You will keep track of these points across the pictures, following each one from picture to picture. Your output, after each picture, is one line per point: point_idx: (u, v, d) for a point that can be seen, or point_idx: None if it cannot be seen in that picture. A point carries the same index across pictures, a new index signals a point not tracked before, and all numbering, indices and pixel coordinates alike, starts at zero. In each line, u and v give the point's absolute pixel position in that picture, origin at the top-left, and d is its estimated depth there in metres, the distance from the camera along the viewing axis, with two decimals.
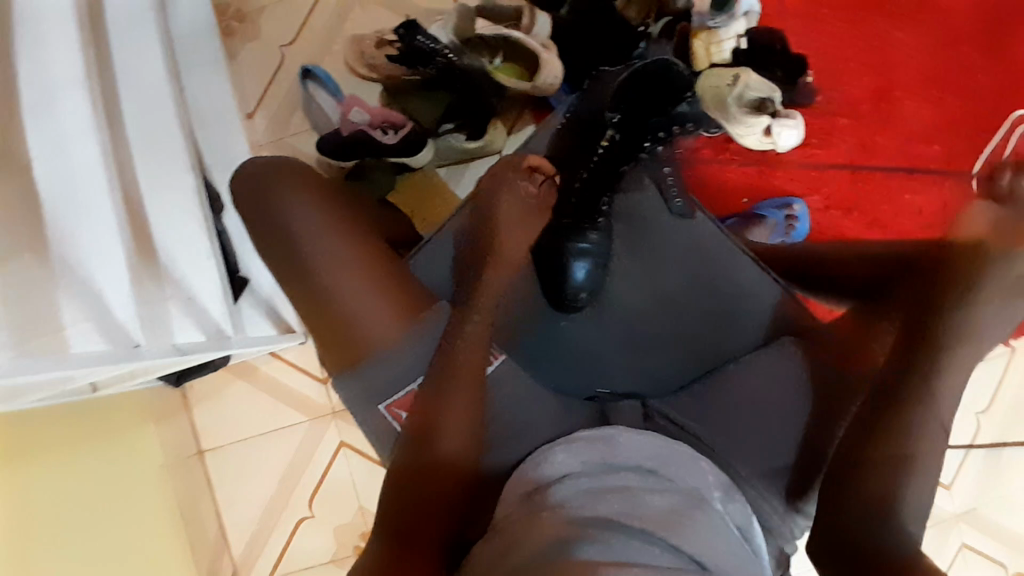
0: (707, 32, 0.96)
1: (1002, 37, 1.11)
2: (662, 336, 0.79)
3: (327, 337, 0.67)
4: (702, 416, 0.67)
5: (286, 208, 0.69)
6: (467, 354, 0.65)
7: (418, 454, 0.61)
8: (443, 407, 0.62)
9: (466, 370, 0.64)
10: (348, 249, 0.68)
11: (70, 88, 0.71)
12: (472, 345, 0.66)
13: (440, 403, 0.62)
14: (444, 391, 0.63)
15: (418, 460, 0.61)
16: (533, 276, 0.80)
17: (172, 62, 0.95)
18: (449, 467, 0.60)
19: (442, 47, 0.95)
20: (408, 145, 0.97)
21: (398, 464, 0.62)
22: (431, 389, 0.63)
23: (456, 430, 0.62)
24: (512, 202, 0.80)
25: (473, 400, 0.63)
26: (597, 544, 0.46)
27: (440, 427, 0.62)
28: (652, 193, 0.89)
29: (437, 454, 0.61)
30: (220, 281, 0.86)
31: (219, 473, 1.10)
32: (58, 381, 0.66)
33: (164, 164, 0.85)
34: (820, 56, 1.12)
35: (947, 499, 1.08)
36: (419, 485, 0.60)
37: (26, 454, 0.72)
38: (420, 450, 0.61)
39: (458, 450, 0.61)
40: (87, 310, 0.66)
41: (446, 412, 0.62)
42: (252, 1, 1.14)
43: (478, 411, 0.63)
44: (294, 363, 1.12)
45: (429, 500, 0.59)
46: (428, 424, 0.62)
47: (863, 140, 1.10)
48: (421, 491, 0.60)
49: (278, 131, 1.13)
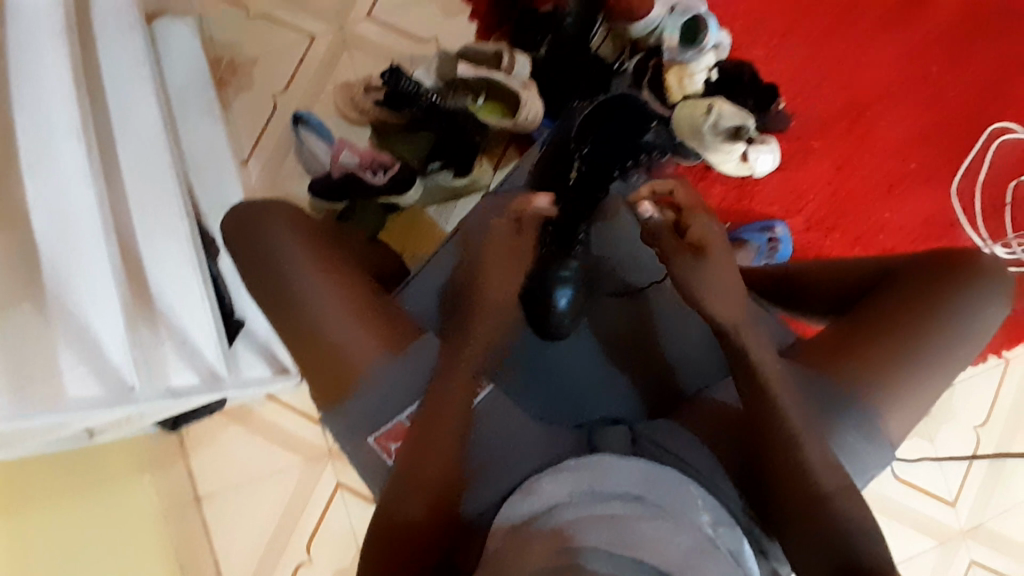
0: (678, 66, 1.00)
1: (965, 57, 1.15)
2: (636, 361, 0.80)
3: (318, 373, 0.68)
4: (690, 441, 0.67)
5: (286, 256, 0.70)
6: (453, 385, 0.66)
7: (403, 495, 0.61)
8: (431, 447, 0.63)
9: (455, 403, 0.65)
10: (349, 295, 0.69)
11: (67, 143, 0.74)
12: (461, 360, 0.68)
13: (430, 441, 0.63)
14: (437, 426, 0.64)
15: (407, 504, 0.60)
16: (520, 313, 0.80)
17: (166, 113, 0.99)
18: (438, 504, 0.61)
19: (426, 90, 1.01)
20: (397, 183, 1.01)
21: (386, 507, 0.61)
22: (418, 428, 0.64)
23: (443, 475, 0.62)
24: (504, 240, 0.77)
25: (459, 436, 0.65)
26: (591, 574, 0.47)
27: (423, 467, 0.62)
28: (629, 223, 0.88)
29: (425, 492, 0.61)
30: (214, 322, 0.84)
31: (218, 518, 1.09)
32: (52, 426, 0.68)
33: (158, 212, 0.87)
34: (792, 84, 1.16)
35: (953, 516, 1.07)
36: (404, 525, 0.59)
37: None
38: (404, 488, 0.61)
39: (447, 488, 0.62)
40: (82, 354, 0.69)
41: (429, 452, 0.62)
42: (244, 53, 1.19)
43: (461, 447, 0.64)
44: (289, 403, 1.12)
45: (412, 535, 0.59)
46: (415, 460, 0.62)
47: (839, 161, 1.14)
48: (404, 529, 0.59)
49: (271, 175, 1.16)
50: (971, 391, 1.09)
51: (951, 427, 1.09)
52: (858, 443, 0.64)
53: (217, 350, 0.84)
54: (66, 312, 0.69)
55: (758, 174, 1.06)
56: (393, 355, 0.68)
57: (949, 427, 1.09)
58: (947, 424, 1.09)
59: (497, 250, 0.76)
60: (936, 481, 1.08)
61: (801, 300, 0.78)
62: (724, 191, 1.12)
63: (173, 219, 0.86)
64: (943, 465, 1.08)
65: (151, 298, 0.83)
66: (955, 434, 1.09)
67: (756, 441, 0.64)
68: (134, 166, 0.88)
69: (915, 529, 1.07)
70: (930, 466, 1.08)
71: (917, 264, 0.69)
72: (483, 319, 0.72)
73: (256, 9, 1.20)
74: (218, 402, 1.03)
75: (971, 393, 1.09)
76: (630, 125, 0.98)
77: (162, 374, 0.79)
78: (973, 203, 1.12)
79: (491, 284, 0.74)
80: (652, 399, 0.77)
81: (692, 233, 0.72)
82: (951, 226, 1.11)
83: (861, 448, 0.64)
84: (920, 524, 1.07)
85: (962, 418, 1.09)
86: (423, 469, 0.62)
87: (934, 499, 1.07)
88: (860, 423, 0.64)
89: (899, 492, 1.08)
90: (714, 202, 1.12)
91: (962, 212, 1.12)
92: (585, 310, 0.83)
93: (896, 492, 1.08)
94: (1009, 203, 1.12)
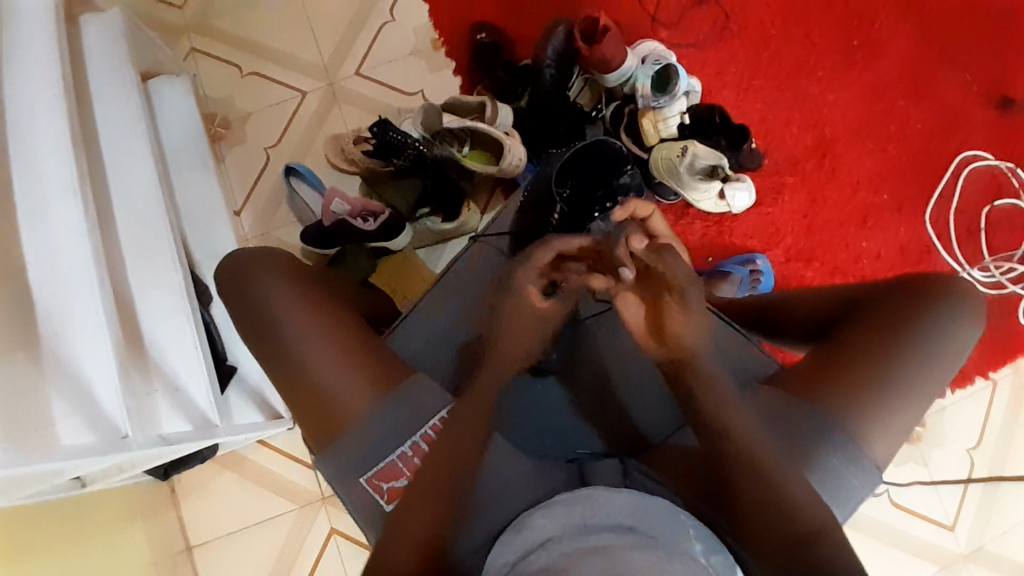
0: (652, 111, 1.06)
1: (923, 95, 1.22)
2: (609, 400, 0.80)
3: (310, 415, 0.69)
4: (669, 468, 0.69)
5: (279, 308, 0.71)
6: (449, 447, 0.66)
7: (388, 550, 0.60)
8: (416, 496, 0.64)
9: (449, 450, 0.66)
10: (343, 343, 0.70)
11: (64, 198, 0.77)
12: (462, 418, 0.68)
13: (420, 491, 0.64)
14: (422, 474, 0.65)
15: (391, 561, 0.59)
16: None
17: (162, 167, 1.02)
18: (427, 555, 0.59)
19: (413, 139, 1.04)
20: (386, 230, 1.05)
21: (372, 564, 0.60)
22: (423, 485, 0.64)
23: (428, 525, 0.61)
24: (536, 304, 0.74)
25: (450, 483, 0.65)
26: None
27: (406, 525, 0.61)
28: None
29: (412, 541, 0.60)
30: (206, 368, 0.85)
31: (207, 569, 1.08)
32: (46, 476, 0.68)
33: (154, 262, 0.89)
34: (762, 124, 1.22)
35: (952, 540, 1.07)
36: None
37: (18, 554, 0.72)
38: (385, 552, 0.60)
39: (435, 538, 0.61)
40: (76, 404, 0.70)
41: (416, 508, 0.63)
42: (238, 108, 1.24)
43: (449, 494, 0.64)
44: (281, 449, 1.11)
45: None
46: (403, 510, 0.63)
47: (813, 195, 1.18)
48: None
49: (263, 224, 1.19)
50: (961, 413, 1.11)
51: (944, 450, 1.10)
52: (841, 466, 0.65)
53: (211, 398, 0.84)
54: (61, 362, 0.71)
55: (735, 211, 1.11)
56: (384, 398, 0.69)
57: (942, 450, 1.10)
58: (940, 447, 1.10)
59: (527, 314, 0.74)
60: (933, 505, 1.08)
61: (782, 329, 0.80)
62: (704, 226, 1.16)
63: (167, 269, 0.88)
64: (939, 489, 1.08)
65: (144, 347, 0.84)
66: (948, 457, 1.09)
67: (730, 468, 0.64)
68: (130, 220, 0.91)
69: (915, 555, 1.06)
70: (927, 490, 1.08)
71: (888, 290, 0.71)
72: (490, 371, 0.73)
73: (249, 67, 1.26)
74: (209, 450, 1.03)
75: (961, 415, 1.11)
76: (605, 166, 0.99)
77: (155, 423, 0.78)
78: (948, 229, 1.16)
79: (517, 335, 0.74)
80: (627, 440, 0.77)
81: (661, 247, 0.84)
82: (928, 252, 1.16)
83: (848, 472, 0.65)
84: (921, 550, 1.06)
85: (954, 440, 1.10)
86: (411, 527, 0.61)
87: (934, 524, 1.07)
88: (842, 447, 0.65)
89: (897, 518, 1.07)
90: (695, 238, 1.16)
91: (938, 239, 1.16)
92: (570, 348, 0.83)
93: (894, 518, 1.07)
94: (983, 227, 1.16)
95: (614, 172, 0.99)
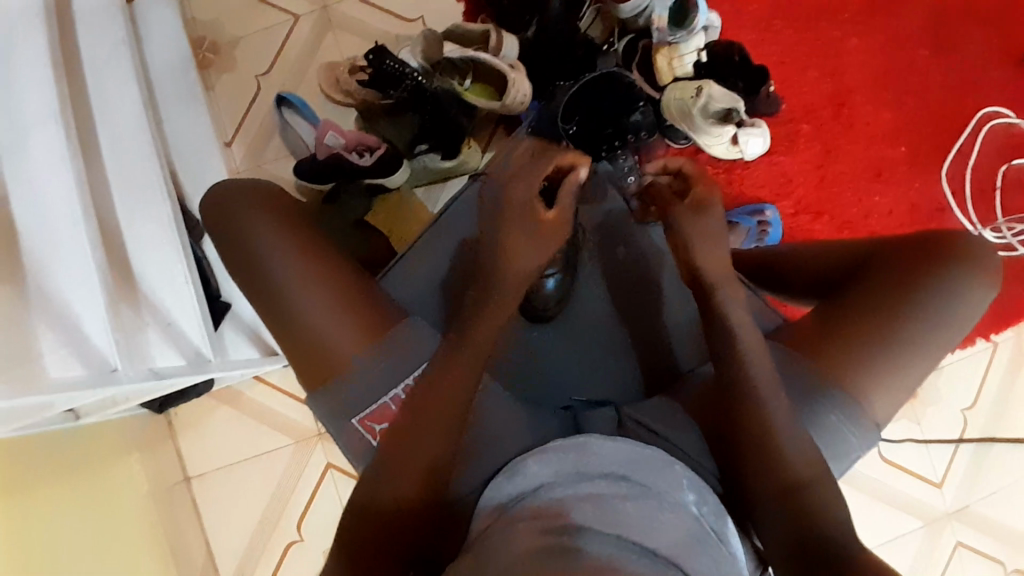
0: (668, 48, 0.99)
1: (951, 40, 1.15)
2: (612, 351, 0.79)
3: (300, 354, 0.68)
4: (662, 416, 0.68)
5: (271, 259, 0.68)
6: (437, 394, 0.63)
7: (379, 479, 0.61)
8: (408, 432, 0.62)
9: (444, 390, 0.63)
10: (338, 293, 0.68)
11: (43, 124, 0.73)
12: (453, 366, 0.64)
13: (412, 426, 0.62)
14: (412, 407, 0.63)
15: (384, 490, 0.60)
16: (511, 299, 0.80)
17: (147, 93, 0.97)
18: (422, 484, 0.60)
19: (411, 70, 0.98)
20: (384, 166, 1.00)
21: (362, 495, 0.61)
22: (402, 423, 0.62)
23: (422, 454, 0.61)
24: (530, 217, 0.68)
25: (449, 416, 0.62)
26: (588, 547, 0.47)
27: (398, 464, 0.61)
28: (618, 201, 0.84)
29: (408, 470, 0.61)
30: (198, 303, 0.83)
31: (205, 500, 1.10)
32: (40, 408, 0.67)
33: (140, 194, 0.85)
34: (780, 66, 1.15)
35: (938, 497, 1.08)
36: (383, 510, 0.60)
37: (18, 486, 0.72)
38: (375, 489, 0.61)
39: (430, 467, 0.61)
40: (66, 339, 0.68)
41: (406, 451, 0.61)
42: (227, 32, 1.17)
43: (445, 424, 0.62)
44: (277, 385, 1.12)
45: (393, 522, 0.59)
46: (394, 446, 0.62)
47: (828, 144, 1.13)
48: (386, 523, 0.59)
49: (256, 157, 1.15)
50: (958, 374, 1.10)
51: (938, 408, 1.10)
52: (840, 425, 0.64)
53: (203, 332, 0.83)
54: (48, 296, 0.69)
55: (747, 157, 1.06)
56: (376, 340, 0.67)
57: (936, 409, 1.10)
58: (935, 407, 1.10)
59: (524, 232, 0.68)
60: (922, 463, 1.09)
61: (784, 286, 0.78)
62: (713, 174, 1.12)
63: (154, 202, 0.85)
64: (929, 447, 1.09)
65: (134, 281, 0.82)
66: (942, 417, 1.10)
67: (728, 429, 0.64)
68: (115, 149, 0.86)
69: (902, 510, 1.08)
70: (918, 447, 1.09)
71: (902, 248, 0.69)
72: (494, 312, 0.68)
73: None
74: (204, 385, 1.03)
75: (958, 376, 1.10)
76: (611, 105, 0.98)
77: (145, 357, 0.76)
78: (963, 187, 1.12)
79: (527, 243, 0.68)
80: (627, 386, 0.77)
81: (696, 194, 0.74)
82: (941, 210, 1.12)
83: (847, 431, 0.64)
84: (908, 505, 1.08)
85: (948, 401, 1.10)
86: (404, 465, 0.61)
87: (922, 482, 1.09)
88: (842, 405, 0.64)
89: (885, 474, 1.08)
90: None
91: (952, 196, 1.12)
92: (571, 293, 0.81)
93: (883, 475, 1.09)
94: (999, 186, 1.12)
95: (624, 111, 0.98)
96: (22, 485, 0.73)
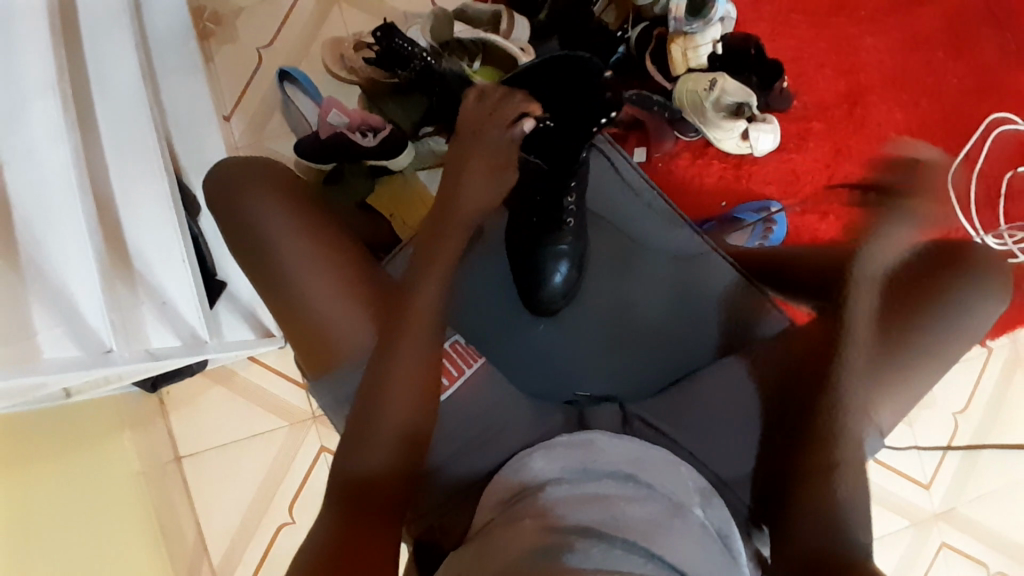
0: (684, 37, 0.98)
1: (964, 40, 1.14)
2: (623, 347, 0.79)
3: (301, 340, 0.67)
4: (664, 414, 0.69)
5: (279, 245, 0.66)
6: (400, 382, 0.60)
7: (359, 449, 0.59)
8: (378, 408, 0.59)
9: (402, 377, 0.60)
10: (344, 283, 0.66)
11: (40, 93, 0.69)
12: (404, 351, 0.61)
13: (380, 404, 0.60)
14: (380, 390, 0.60)
15: (362, 457, 0.58)
16: (516, 292, 0.80)
17: (146, 62, 0.94)
18: (405, 456, 0.60)
19: (420, 49, 0.95)
20: (386, 147, 0.98)
21: (337, 463, 0.59)
22: (363, 408, 0.60)
23: (400, 431, 0.59)
24: (482, 167, 0.70)
25: (426, 395, 0.61)
26: (582, 551, 0.45)
27: (367, 444, 0.59)
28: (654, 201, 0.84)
29: (390, 443, 0.59)
30: (194, 280, 0.82)
31: (197, 481, 1.09)
32: (31, 387, 0.65)
33: (140, 169, 0.83)
34: (793, 62, 1.13)
35: (928, 499, 1.10)
36: (362, 482, 0.58)
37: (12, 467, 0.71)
38: (353, 470, 0.58)
39: (411, 438, 0.60)
40: (59, 315, 0.64)
41: (380, 430, 0.59)
42: (229, 2, 1.13)
43: (420, 406, 0.61)
44: (272, 366, 1.11)
45: (374, 503, 0.57)
46: (366, 424, 0.59)
47: (836, 144, 1.12)
48: (361, 508, 0.56)
49: (255, 133, 1.12)
50: (952, 379, 1.11)
51: (930, 412, 1.11)
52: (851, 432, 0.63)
53: (199, 313, 0.82)
54: (39, 270, 0.65)
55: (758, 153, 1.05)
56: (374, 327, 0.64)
57: (930, 413, 1.11)
58: (929, 410, 1.11)
59: (474, 189, 0.70)
60: (912, 465, 1.10)
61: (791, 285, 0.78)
62: (721, 169, 1.10)
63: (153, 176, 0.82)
64: (921, 451, 1.10)
65: (131, 259, 0.79)
66: (934, 421, 1.11)
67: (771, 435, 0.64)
68: (114, 119, 0.83)
69: (892, 510, 1.09)
70: (911, 450, 1.10)
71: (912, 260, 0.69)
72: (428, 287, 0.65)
73: None
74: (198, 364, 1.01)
75: (953, 380, 1.11)
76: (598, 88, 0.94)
77: (143, 337, 0.74)
78: (968, 193, 1.11)
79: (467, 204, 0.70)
80: (623, 384, 0.77)
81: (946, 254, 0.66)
82: None
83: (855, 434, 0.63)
84: (898, 506, 1.09)
85: (942, 404, 1.11)
86: (374, 446, 0.59)
87: (912, 483, 1.10)
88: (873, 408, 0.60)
89: (877, 475, 1.10)
90: (710, 180, 1.10)
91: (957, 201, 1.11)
92: (579, 287, 0.81)
93: (876, 476, 1.10)
94: (1004, 193, 1.11)
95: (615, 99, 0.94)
96: (14, 460, 0.72)
